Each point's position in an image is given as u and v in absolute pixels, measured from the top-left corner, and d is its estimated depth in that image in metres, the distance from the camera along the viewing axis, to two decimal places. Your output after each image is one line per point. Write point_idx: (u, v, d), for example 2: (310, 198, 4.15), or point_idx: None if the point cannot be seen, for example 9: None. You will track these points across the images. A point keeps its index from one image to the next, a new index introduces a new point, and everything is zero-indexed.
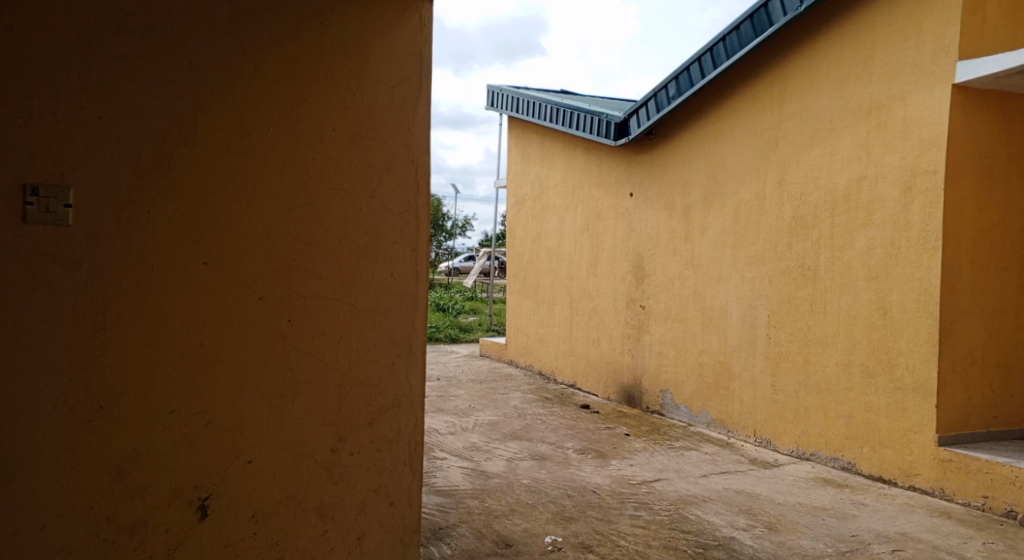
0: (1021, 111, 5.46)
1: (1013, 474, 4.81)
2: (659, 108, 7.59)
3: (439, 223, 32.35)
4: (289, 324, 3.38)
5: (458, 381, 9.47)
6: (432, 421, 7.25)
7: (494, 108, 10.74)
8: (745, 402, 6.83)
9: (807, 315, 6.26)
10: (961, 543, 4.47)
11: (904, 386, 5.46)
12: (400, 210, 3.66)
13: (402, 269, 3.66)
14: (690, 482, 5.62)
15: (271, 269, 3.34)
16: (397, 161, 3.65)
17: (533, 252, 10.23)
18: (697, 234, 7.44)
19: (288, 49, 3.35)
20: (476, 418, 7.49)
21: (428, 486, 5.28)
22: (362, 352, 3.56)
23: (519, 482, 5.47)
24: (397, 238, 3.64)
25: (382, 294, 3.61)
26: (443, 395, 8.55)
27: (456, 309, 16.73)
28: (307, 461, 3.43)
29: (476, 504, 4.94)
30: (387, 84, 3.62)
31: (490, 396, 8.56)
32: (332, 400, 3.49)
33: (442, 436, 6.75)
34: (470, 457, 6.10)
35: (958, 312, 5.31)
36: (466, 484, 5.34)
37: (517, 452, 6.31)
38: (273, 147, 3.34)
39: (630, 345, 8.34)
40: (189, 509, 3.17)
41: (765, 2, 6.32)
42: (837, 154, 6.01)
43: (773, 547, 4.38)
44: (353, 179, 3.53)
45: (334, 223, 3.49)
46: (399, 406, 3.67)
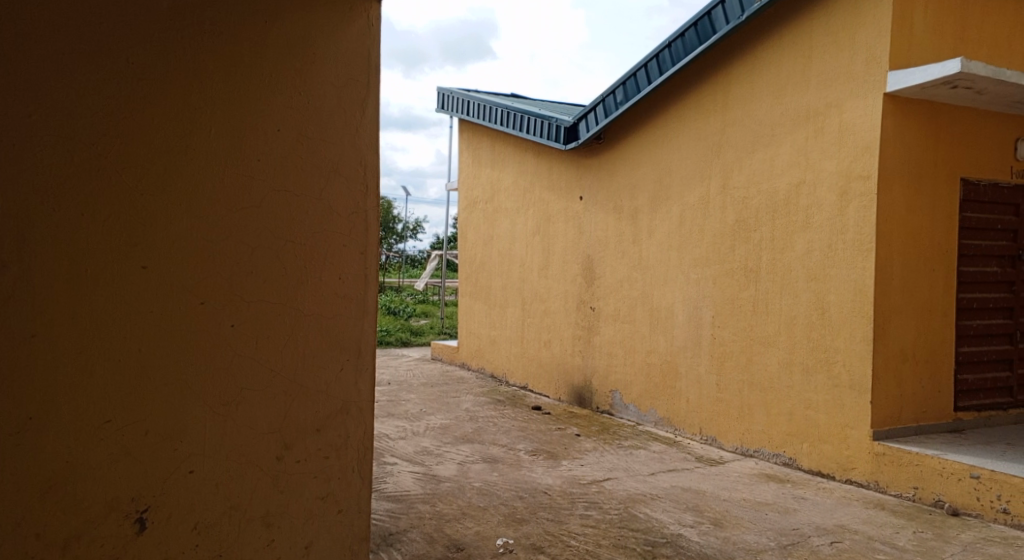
0: (947, 119, 5.73)
1: (942, 466, 5.05)
2: (607, 113, 7.73)
3: (390, 226, 32.21)
4: (232, 329, 3.28)
5: (409, 385, 9.48)
6: (383, 426, 7.25)
7: (444, 110, 10.79)
8: (691, 401, 7.00)
9: (749, 315, 6.46)
10: (894, 533, 4.67)
11: (841, 383, 5.67)
12: (348, 212, 3.64)
13: (351, 271, 3.64)
14: (637, 480, 5.75)
15: (216, 271, 3.24)
16: (346, 162, 3.64)
17: (484, 254, 10.31)
18: (645, 237, 7.59)
19: (231, 47, 3.29)
20: (427, 422, 7.50)
21: (379, 492, 5.29)
22: (310, 356, 3.51)
23: (470, 485, 5.52)
24: (345, 241, 3.62)
25: (329, 298, 3.57)
26: (394, 399, 8.55)
27: (407, 313, 16.73)
28: (253, 470, 3.32)
29: (426, 508, 4.98)
30: (334, 85, 3.60)
31: (441, 400, 8.59)
32: (279, 407, 3.40)
33: (393, 441, 6.75)
34: (421, 462, 6.10)
35: (890, 311, 5.54)
36: (417, 489, 5.37)
37: (469, 455, 6.36)
38: (216, 146, 3.25)
39: (580, 346, 8.47)
40: (126, 524, 3.00)
41: (708, 10, 6.51)
42: (777, 159, 6.22)
43: (719, 543, 4.51)
44: (299, 181, 3.49)
45: (280, 225, 3.43)
46: (348, 412, 3.63)
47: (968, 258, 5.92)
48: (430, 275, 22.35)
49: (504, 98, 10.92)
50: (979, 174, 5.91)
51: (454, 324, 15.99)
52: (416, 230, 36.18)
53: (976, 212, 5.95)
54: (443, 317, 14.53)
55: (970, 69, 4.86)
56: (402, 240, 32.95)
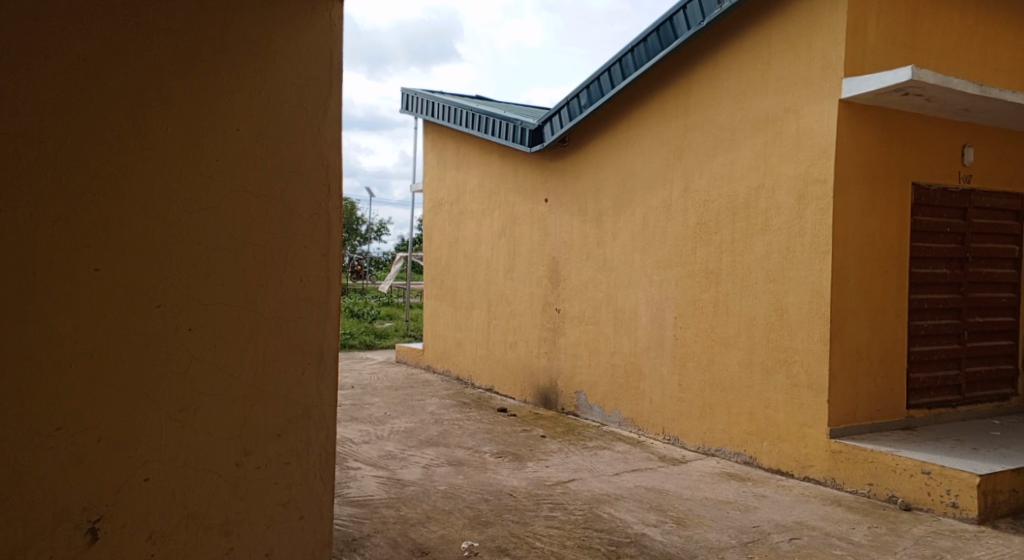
0: (899, 125, 5.90)
1: (895, 462, 5.19)
2: (571, 116, 7.80)
3: (354, 227, 31.99)
4: (189, 333, 3.25)
5: (373, 388, 9.45)
6: (346, 430, 7.24)
7: (408, 111, 10.77)
8: (655, 401, 7.09)
9: (710, 316, 6.57)
10: (850, 529, 4.79)
11: (799, 382, 5.80)
12: (310, 214, 3.63)
13: (312, 274, 3.63)
14: (602, 481, 5.82)
15: (173, 274, 3.21)
16: (308, 163, 3.62)
17: (449, 255, 10.31)
18: (609, 239, 7.67)
19: (188, 46, 3.26)
20: (391, 426, 7.50)
21: (342, 497, 5.28)
22: (270, 360, 3.48)
23: (435, 489, 5.53)
24: (307, 243, 3.61)
25: (290, 301, 3.56)
26: (357, 403, 8.51)
27: (371, 315, 16.64)
28: (211, 476, 3.30)
29: (390, 512, 4.98)
30: (296, 86, 3.59)
31: (406, 403, 8.59)
32: (238, 412, 3.38)
33: (356, 445, 6.74)
34: (385, 466, 6.11)
35: (846, 312, 5.68)
36: (380, 494, 5.37)
37: (433, 458, 6.37)
38: (172, 148, 3.22)
39: (546, 347, 8.52)
40: (77, 534, 2.95)
41: (670, 16, 6.61)
42: (737, 163, 6.34)
43: (681, 541, 4.59)
44: (260, 182, 3.47)
45: (240, 228, 3.40)
46: (310, 416, 3.62)
47: (919, 260, 6.10)
48: (394, 277, 22.25)
49: (469, 99, 10.93)
50: (929, 178, 6.09)
51: (419, 326, 15.94)
52: (380, 231, 35.97)
53: (927, 215, 6.13)
54: (408, 320, 14.47)
55: (921, 77, 5.00)
56: (366, 242, 32.74)
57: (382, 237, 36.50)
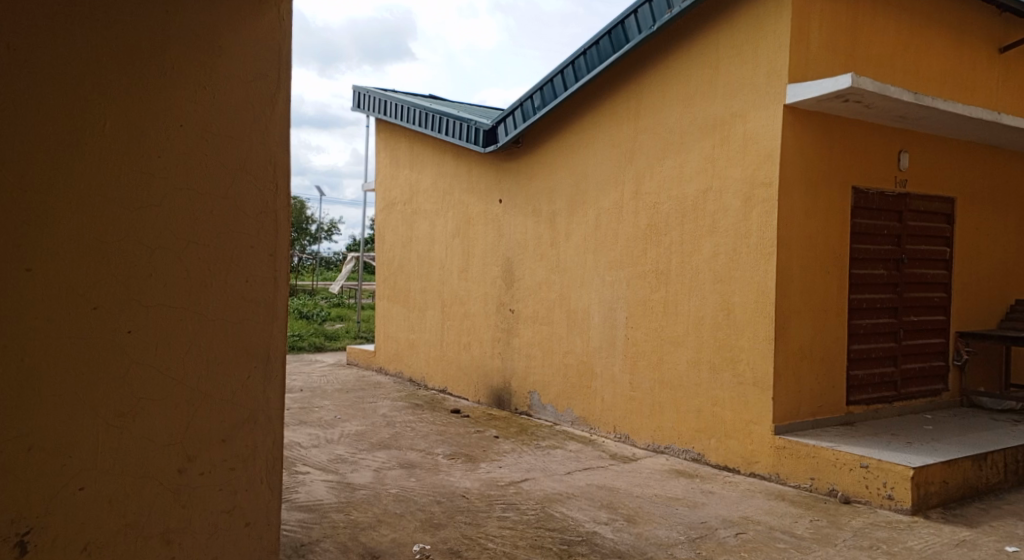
0: (841, 131, 6.08)
1: (836, 457, 5.35)
2: (525, 117, 7.86)
3: (304, 226, 31.62)
4: (128, 336, 3.19)
5: (323, 391, 9.37)
6: (295, 434, 7.18)
7: (360, 109, 10.71)
8: (606, 400, 7.19)
9: (660, 316, 6.68)
10: (793, 522, 4.94)
11: (745, 380, 5.95)
12: (257, 212, 3.54)
13: (259, 274, 3.55)
14: (554, 480, 5.88)
15: (109, 275, 3.15)
16: (255, 161, 3.54)
17: (402, 255, 10.29)
18: (562, 240, 7.75)
19: (127, 41, 3.21)
20: (342, 429, 7.45)
21: (290, 502, 5.24)
22: (214, 363, 3.41)
23: (386, 492, 5.53)
24: (253, 243, 3.53)
25: (235, 302, 3.48)
26: (307, 406, 8.45)
27: (321, 317, 16.49)
28: (151, 483, 3.23)
29: (341, 517, 4.97)
30: (242, 80, 3.51)
31: (356, 405, 8.54)
32: (180, 417, 3.31)
33: (306, 449, 6.70)
34: (334, 470, 6.09)
35: (790, 311, 5.84)
36: (330, 498, 5.35)
37: (385, 461, 6.37)
38: (109, 146, 3.16)
39: (499, 348, 8.57)
40: (4, 547, 2.90)
41: (621, 20, 6.71)
42: (685, 166, 6.47)
43: (631, 538, 4.68)
44: (205, 180, 3.40)
45: (182, 228, 3.34)
46: (256, 421, 3.52)
47: (858, 262, 6.30)
48: (345, 277, 22.06)
49: (423, 98, 10.92)
50: (868, 183, 6.30)
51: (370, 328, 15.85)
52: (330, 230, 35.61)
53: (866, 218, 6.33)
54: (359, 321, 14.38)
55: (861, 84, 5.17)
56: (316, 241, 32.38)
57: (332, 236, 36.14)
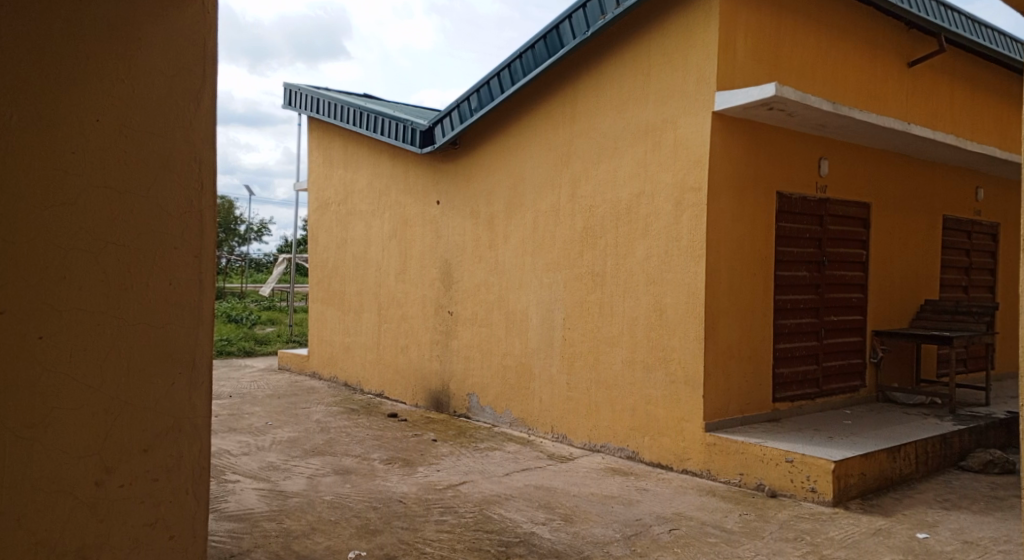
0: (766, 137, 6.30)
1: (763, 452, 5.54)
2: (462, 119, 7.86)
3: (233, 227, 30.96)
4: (40, 342, 2.99)
5: (253, 397, 9.21)
6: (224, 442, 7.05)
7: (291, 107, 10.55)
8: (544, 401, 7.27)
9: (596, 317, 6.80)
10: (724, 516, 5.09)
11: (677, 379, 6.10)
12: (181, 212, 3.32)
13: (184, 276, 3.32)
14: (492, 482, 5.92)
15: (15, 278, 2.95)
16: (176, 158, 3.31)
17: (337, 257, 10.19)
18: (500, 242, 7.81)
19: (38, 31, 3.02)
20: (273, 436, 7.35)
21: (219, 512, 5.16)
22: (134, 371, 3.19)
23: (321, 499, 5.49)
24: (177, 243, 3.30)
25: (158, 306, 3.25)
26: (236, 413, 8.30)
27: (251, 320, 16.22)
28: (65, 499, 3.01)
29: (272, 526, 4.91)
30: (164, 75, 3.29)
31: (288, 412, 8.42)
32: (97, 427, 3.09)
33: (235, 457, 6.60)
34: (266, 478, 6.02)
35: (719, 312, 6.02)
36: (261, 507, 5.28)
37: (319, 468, 6.32)
38: (19, 141, 2.97)
39: (438, 351, 8.57)
40: None
41: (556, 25, 6.78)
42: (619, 170, 6.61)
43: (568, 538, 4.75)
44: (124, 178, 3.19)
45: (100, 228, 3.13)
46: (181, 429, 3.29)
47: (782, 263, 6.52)
48: (277, 280, 21.70)
49: (356, 98, 10.84)
50: (791, 188, 6.53)
51: (302, 331, 15.64)
52: (261, 231, 34.91)
53: (789, 222, 6.57)
54: (291, 325, 14.15)
55: (784, 93, 5.36)
56: (247, 242, 31.73)
57: (263, 238, 35.45)
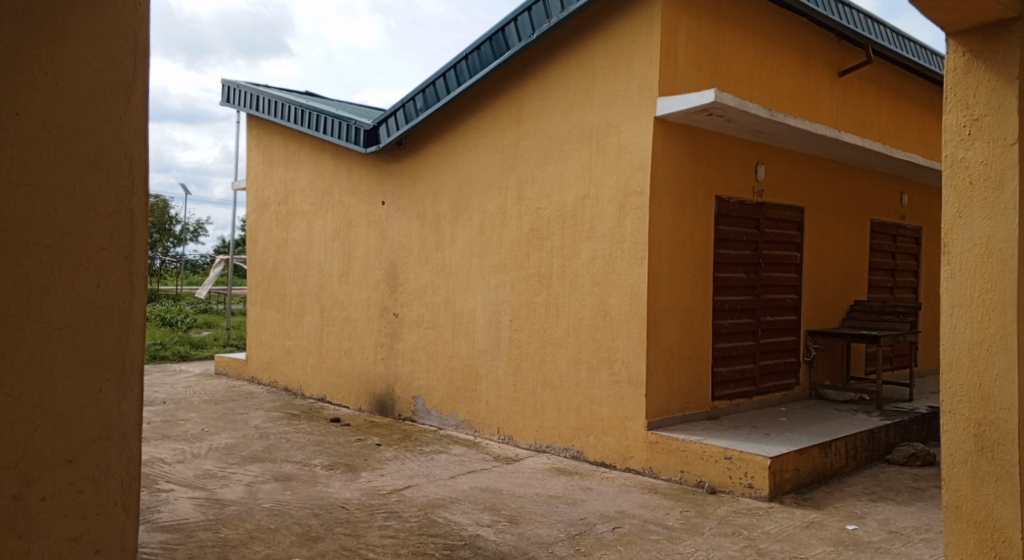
0: (705, 142, 6.45)
1: (702, 450, 5.67)
2: (407, 119, 7.84)
3: (167, 227, 30.26)
4: None
5: (189, 403, 9.02)
6: (157, 450, 6.90)
7: (230, 104, 10.36)
8: (490, 402, 7.31)
9: (541, 318, 6.86)
10: (665, 514, 5.20)
11: (620, 379, 6.20)
12: (110, 198, 2.71)
13: (112, 278, 2.70)
14: (437, 485, 5.93)
15: None
16: (102, 153, 2.69)
17: (277, 259, 10.06)
18: (447, 244, 7.81)
19: None
20: (210, 443, 7.22)
21: (151, 523, 5.05)
22: (58, 377, 2.57)
23: (260, 507, 5.42)
24: (105, 236, 2.69)
25: (85, 301, 2.64)
26: (170, 420, 8.12)
27: (186, 324, 15.90)
28: None
29: (208, 536, 4.83)
30: (89, 65, 2.68)
31: (226, 418, 8.27)
32: (13, 439, 2.47)
33: (169, 465, 6.46)
34: (202, 486, 5.91)
35: (660, 312, 6.13)
36: (197, 516, 5.19)
37: (258, 475, 6.23)
38: None
39: (383, 354, 8.54)
40: None
41: (502, 27, 6.82)
42: (565, 172, 6.68)
43: (513, 539, 4.79)
44: (42, 174, 2.56)
45: (22, 198, 2.51)
46: (109, 439, 2.70)
47: (720, 265, 6.68)
48: (214, 282, 21.27)
49: (298, 96, 10.71)
50: (729, 192, 6.69)
51: (240, 334, 15.37)
52: (197, 232, 34.13)
53: (727, 225, 6.73)
54: (229, 328, 13.90)
55: (723, 99, 5.50)
56: (183, 242, 30.98)
57: (198, 238, 34.68)
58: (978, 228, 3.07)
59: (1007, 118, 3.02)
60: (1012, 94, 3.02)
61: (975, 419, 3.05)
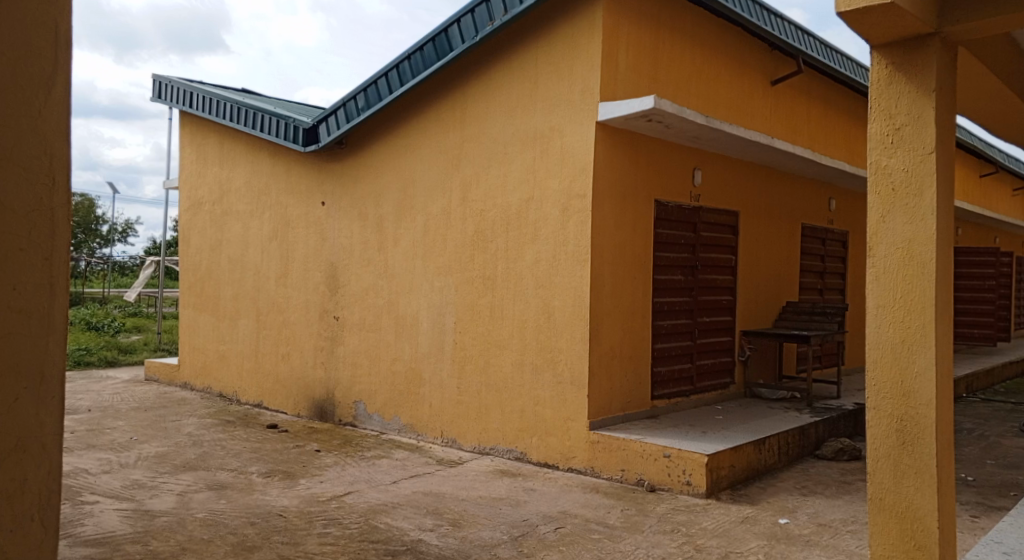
0: (645, 146, 6.56)
1: (643, 449, 5.77)
2: (348, 118, 7.78)
3: (92, 227, 29.32)
4: None
5: (116, 411, 8.77)
6: (82, 461, 6.69)
7: (161, 100, 10.12)
8: (433, 405, 7.30)
9: (485, 320, 6.89)
10: (606, 513, 5.27)
11: (563, 379, 6.27)
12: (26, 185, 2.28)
13: (30, 277, 2.27)
14: (379, 491, 5.90)
15: None
16: (17, 145, 2.25)
17: (211, 260, 9.87)
18: (390, 246, 7.78)
19: None
20: (138, 452, 7.04)
21: (75, 537, 4.91)
22: None
23: (192, 517, 5.31)
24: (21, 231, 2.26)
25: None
26: (96, 429, 7.89)
27: (114, 328, 15.46)
28: None
29: (136, 548, 4.72)
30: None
31: (156, 426, 8.07)
32: None
33: (94, 476, 6.28)
34: (130, 497, 5.76)
35: (602, 313, 6.22)
36: (125, 529, 5.06)
37: (190, 484, 6.11)
38: None
39: (323, 358, 8.44)
40: None
41: (445, 28, 6.82)
42: (509, 175, 6.72)
43: (456, 543, 4.80)
44: None
45: None
46: (25, 455, 2.26)
47: (660, 268, 6.82)
48: (144, 284, 20.69)
49: (233, 93, 10.52)
50: (668, 196, 6.83)
51: (172, 338, 15.01)
52: (126, 232, 33.14)
53: (666, 228, 6.86)
54: (159, 332, 13.55)
55: (662, 105, 5.63)
56: (110, 242, 30.05)
57: (127, 238, 33.69)
58: (899, 232, 3.22)
59: (925, 128, 3.18)
60: (929, 106, 3.17)
61: (897, 415, 3.19)
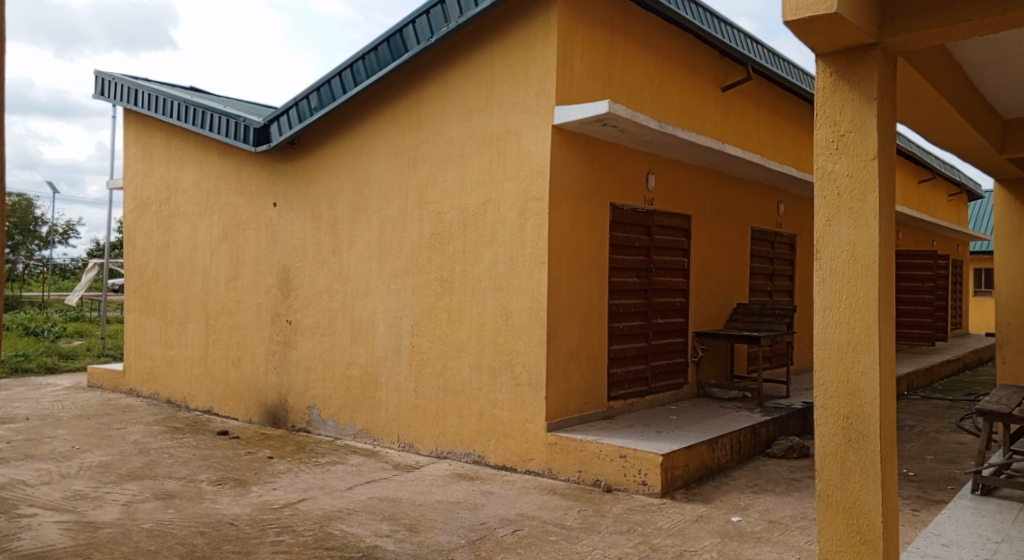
0: (601, 150, 6.63)
1: (599, 449, 5.83)
2: (301, 118, 7.68)
3: (30, 228, 28.47)
4: None
5: (57, 419, 8.54)
6: (20, 472, 6.51)
7: (104, 97, 9.88)
8: (389, 409, 7.27)
9: (442, 323, 6.89)
10: (563, 514, 5.31)
11: (520, 382, 6.29)
12: None
13: None
14: (334, 497, 5.85)
15: None
16: None
17: (158, 263, 9.68)
18: (345, 248, 7.73)
19: None
20: (79, 462, 6.87)
21: (13, 552, 4.77)
22: None
23: (139, 528, 5.21)
24: None
25: None
26: (35, 438, 7.67)
27: (54, 333, 15.05)
28: None
29: None
30: None
31: (99, 434, 7.89)
32: None
33: (33, 487, 6.11)
34: (71, 509, 5.62)
35: (559, 315, 6.26)
36: (65, 542, 4.94)
37: (137, 494, 5.98)
38: None
39: (275, 362, 8.34)
40: None
41: (399, 29, 6.80)
42: (466, 178, 6.73)
43: (412, 548, 4.79)
44: None
45: None
46: None
47: (615, 270, 6.89)
48: (87, 287, 20.18)
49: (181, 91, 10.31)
50: (623, 199, 6.91)
51: (114, 343, 14.65)
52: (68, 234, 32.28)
53: (621, 231, 6.94)
54: (103, 337, 13.24)
55: (616, 110, 5.69)
56: (51, 245, 29.23)
57: (70, 240, 32.82)
58: (844, 236, 3.31)
59: (868, 134, 3.27)
60: (872, 113, 3.27)
61: (843, 413, 3.28)
